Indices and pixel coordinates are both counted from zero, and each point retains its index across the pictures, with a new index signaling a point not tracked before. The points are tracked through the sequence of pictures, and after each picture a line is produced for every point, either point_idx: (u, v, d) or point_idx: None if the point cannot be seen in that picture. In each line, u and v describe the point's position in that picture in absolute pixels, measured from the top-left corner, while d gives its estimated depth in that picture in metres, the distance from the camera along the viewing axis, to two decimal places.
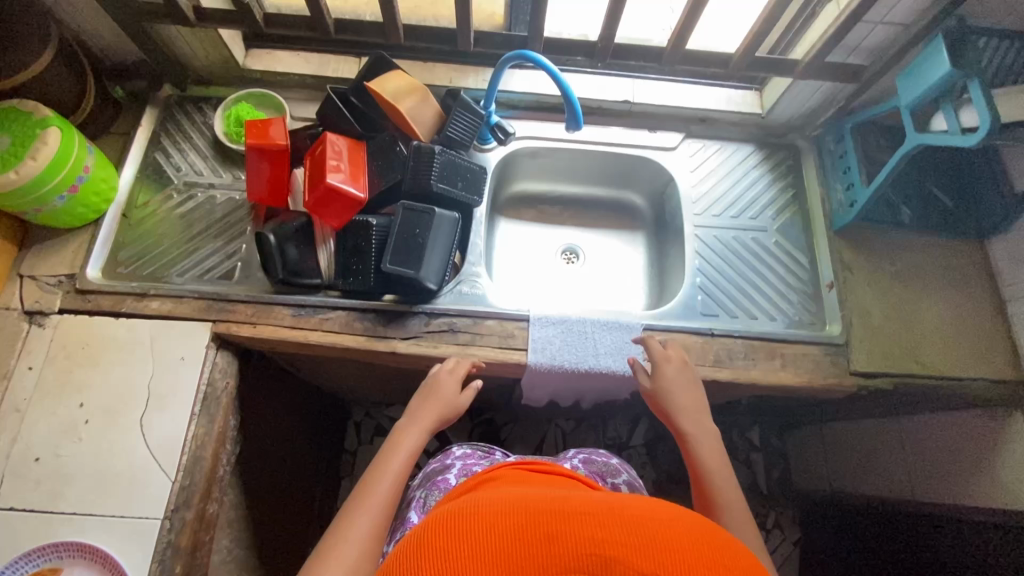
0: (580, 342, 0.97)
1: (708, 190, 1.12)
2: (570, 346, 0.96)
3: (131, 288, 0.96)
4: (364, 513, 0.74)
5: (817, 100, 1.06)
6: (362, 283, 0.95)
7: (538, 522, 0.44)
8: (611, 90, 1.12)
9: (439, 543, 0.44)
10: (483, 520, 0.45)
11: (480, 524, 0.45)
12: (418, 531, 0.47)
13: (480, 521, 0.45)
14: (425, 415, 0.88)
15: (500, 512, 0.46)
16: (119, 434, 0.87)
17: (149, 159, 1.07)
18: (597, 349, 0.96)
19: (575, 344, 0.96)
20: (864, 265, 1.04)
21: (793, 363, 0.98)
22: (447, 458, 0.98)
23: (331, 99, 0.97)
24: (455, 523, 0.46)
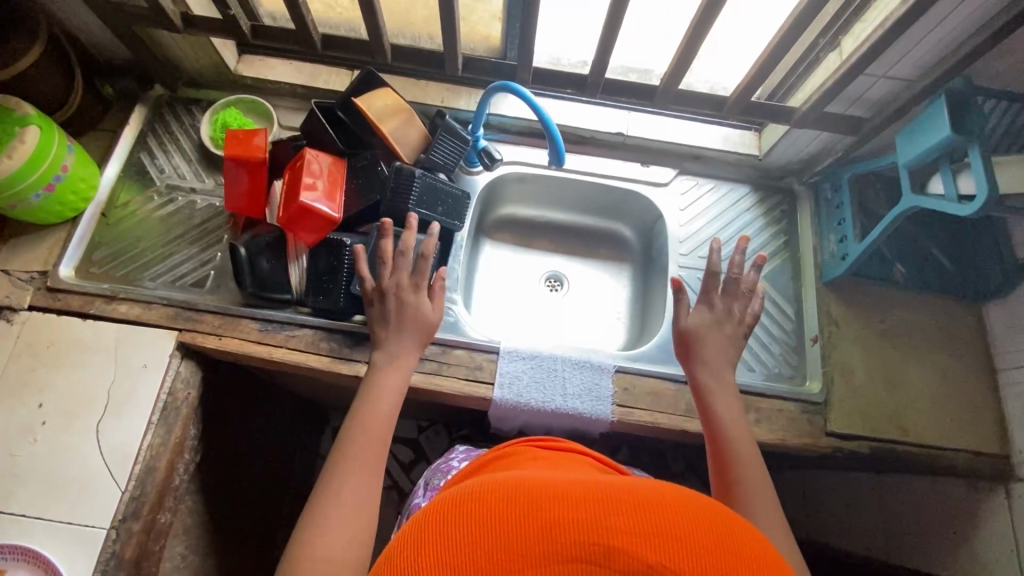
0: (548, 380, 0.94)
1: (697, 230, 1.09)
2: (538, 383, 0.94)
3: (101, 289, 0.96)
4: (353, 473, 0.70)
5: (815, 147, 1.03)
6: (330, 303, 0.93)
7: (541, 507, 0.43)
8: (605, 122, 1.10)
9: (443, 526, 0.44)
10: (491, 498, 0.45)
11: (478, 513, 0.44)
12: (420, 527, 0.45)
13: (481, 504, 0.44)
14: (401, 353, 0.83)
15: (506, 493, 0.45)
16: (74, 438, 0.87)
17: (134, 159, 1.07)
18: (565, 389, 0.93)
19: (543, 381, 0.94)
20: (851, 321, 1.01)
21: (767, 418, 0.94)
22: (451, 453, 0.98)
23: (315, 112, 0.95)
24: (456, 512, 0.45)
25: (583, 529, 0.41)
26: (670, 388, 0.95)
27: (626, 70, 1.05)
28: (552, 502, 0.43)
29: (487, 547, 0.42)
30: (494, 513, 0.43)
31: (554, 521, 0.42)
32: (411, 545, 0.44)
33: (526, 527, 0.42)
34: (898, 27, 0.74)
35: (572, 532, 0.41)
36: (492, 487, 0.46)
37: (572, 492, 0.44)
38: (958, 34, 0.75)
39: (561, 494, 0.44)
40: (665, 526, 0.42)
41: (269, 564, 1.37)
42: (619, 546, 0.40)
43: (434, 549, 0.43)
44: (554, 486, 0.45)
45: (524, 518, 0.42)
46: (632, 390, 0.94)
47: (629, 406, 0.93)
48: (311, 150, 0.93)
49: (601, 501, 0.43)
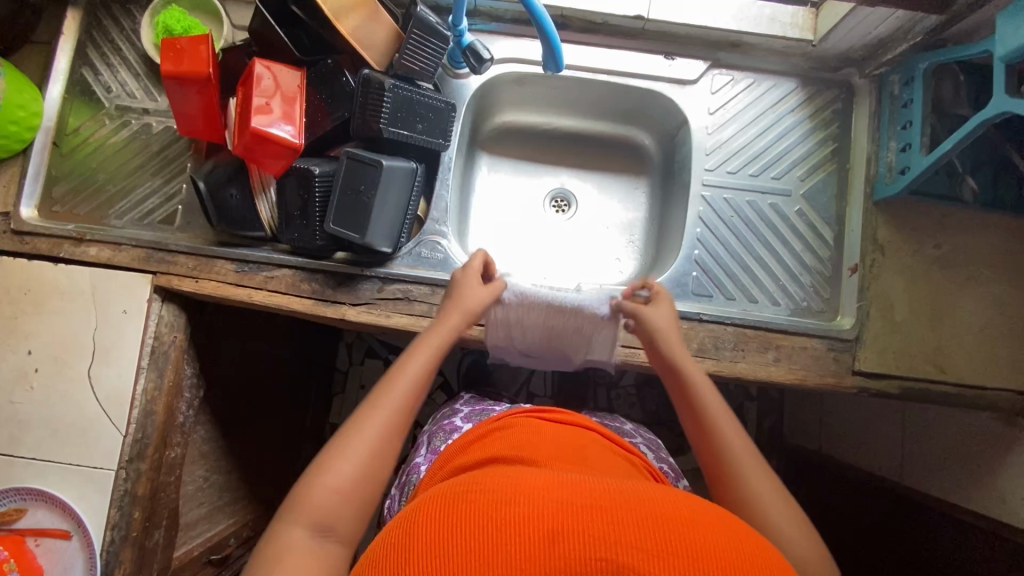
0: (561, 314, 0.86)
1: (727, 140, 0.92)
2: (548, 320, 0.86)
3: (67, 230, 0.89)
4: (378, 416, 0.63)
5: (888, 27, 0.81)
6: (305, 243, 0.85)
7: (539, 517, 0.38)
8: (622, 1, 0.88)
9: (429, 538, 0.39)
10: (483, 507, 0.40)
11: (470, 521, 0.39)
12: (408, 531, 0.41)
13: (474, 510, 0.39)
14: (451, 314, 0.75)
15: (499, 501, 0.40)
16: (69, 385, 0.86)
17: (76, 76, 0.94)
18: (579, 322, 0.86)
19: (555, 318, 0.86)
20: (901, 246, 0.87)
21: (788, 357, 0.86)
22: (454, 405, 0.95)
23: (262, 11, 0.78)
24: (449, 516, 0.40)
25: (587, 543, 0.36)
26: (681, 327, 0.86)
27: None
28: (553, 511, 0.38)
29: (480, 560, 0.36)
30: (489, 521, 0.38)
31: (556, 532, 0.37)
32: (396, 550, 0.39)
33: (523, 538, 0.37)
34: None
35: (575, 546, 0.36)
36: (488, 491, 0.41)
37: (576, 501, 0.40)
38: None
39: (563, 503, 0.39)
40: (679, 545, 0.37)
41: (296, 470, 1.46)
42: (629, 564, 0.35)
43: (420, 557, 0.38)
44: (555, 493, 0.41)
45: (523, 529, 0.37)
46: None
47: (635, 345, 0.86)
48: (262, 61, 0.78)
49: (608, 514, 0.38)
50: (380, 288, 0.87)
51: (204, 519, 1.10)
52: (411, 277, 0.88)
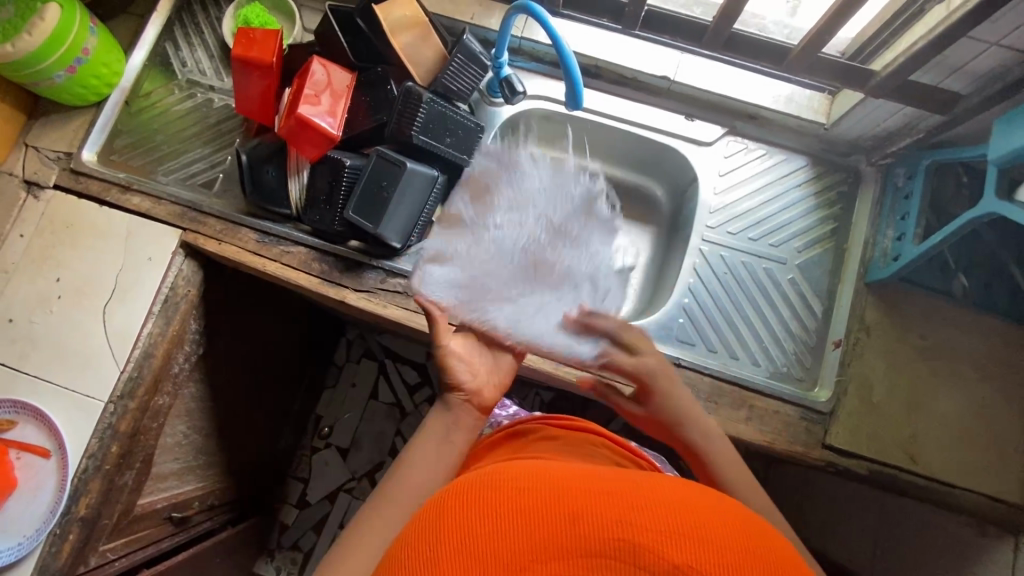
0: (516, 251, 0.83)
1: (734, 202, 0.97)
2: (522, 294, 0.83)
3: (117, 178, 0.98)
4: (388, 506, 0.64)
5: (895, 122, 0.86)
6: (324, 225, 0.92)
7: (563, 500, 0.40)
8: (652, 61, 0.96)
9: (461, 517, 0.41)
10: (511, 491, 0.42)
11: (504, 500, 0.41)
12: (446, 508, 0.43)
13: (511, 490, 0.42)
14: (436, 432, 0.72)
15: (526, 486, 0.42)
16: (83, 316, 0.93)
17: (159, 48, 1.05)
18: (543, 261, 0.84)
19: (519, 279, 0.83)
20: (887, 330, 0.89)
21: (760, 418, 0.87)
22: None
23: (329, 17, 0.88)
24: (482, 497, 0.42)
25: (609, 525, 0.37)
26: None
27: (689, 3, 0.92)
28: (580, 495, 0.40)
29: (510, 535, 0.38)
30: (520, 499, 0.41)
31: (580, 515, 0.38)
32: (436, 522, 0.42)
33: (549, 519, 0.39)
34: None
35: (598, 525, 0.37)
36: (520, 477, 0.44)
37: (602, 489, 0.41)
38: None
39: (590, 492, 0.41)
40: (701, 534, 0.37)
41: (272, 451, 1.48)
42: (648, 545, 0.36)
43: (459, 526, 0.40)
44: (583, 483, 0.42)
45: (550, 510, 0.39)
46: None
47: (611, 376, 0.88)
48: (318, 60, 0.87)
49: (631, 502, 0.40)
50: (382, 280, 0.93)
51: (174, 475, 1.13)
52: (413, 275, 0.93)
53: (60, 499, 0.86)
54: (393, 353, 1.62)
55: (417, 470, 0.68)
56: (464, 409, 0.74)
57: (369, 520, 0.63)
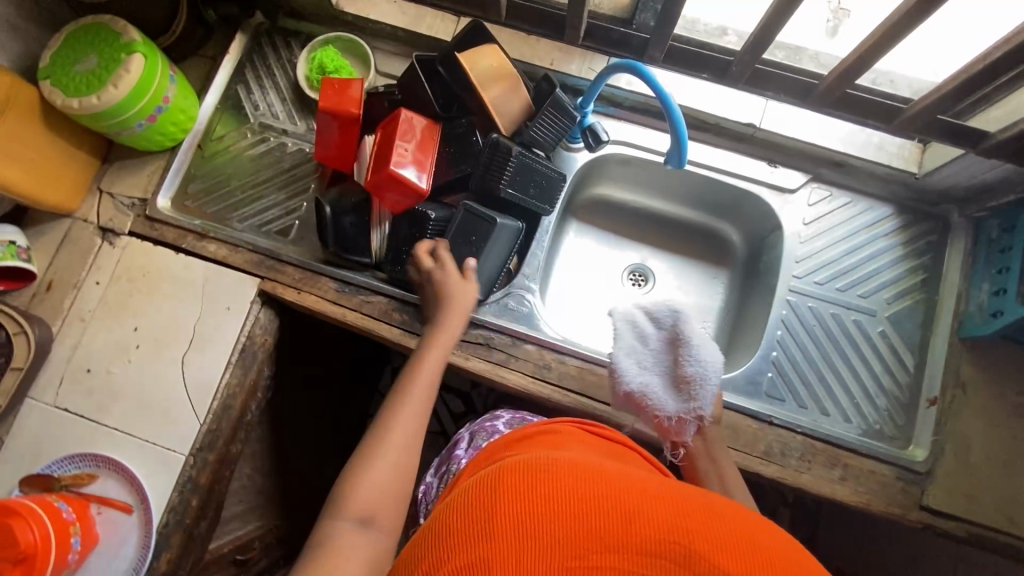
0: (671, 315, 0.77)
1: (819, 250, 0.95)
2: (670, 376, 0.76)
3: (193, 225, 0.97)
4: (401, 426, 0.66)
5: (996, 176, 0.83)
6: (406, 276, 0.90)
7: (619, 498, 0.41)
8: (736, 109, 0.94)
9: (513, 493, 0.41)
10: (564, 478, 0.42)
11: (560, 484, 0.41)
12: (498, 480, 0.43)
13: (565, 476, 0.42)
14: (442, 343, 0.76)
15: (578, 477, 0.43)
16: (161, 366, 0.92)
17: (231, 90, 1.04)
18: (693, 345, 0.74)
19: (664, 346, 0.77)
20: (983, 387, 0.87)
21: (855, 478, 0.85)
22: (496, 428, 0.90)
23: (415, 68, 0.87)
24: (536, 477, 0.42)
25: (666, 527, 0.39)
26: (751, 426, 0.87)
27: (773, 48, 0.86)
28: (636, 496, 0.41)
29: (568, 520, 0.39)
30: (576, 485, 0.41)
31: (636, 513, 0.40)
32: (486, 495, 0.42)
33: (603, 510, 0.40)
34: None
35: (656, 525, 0.39)
36: (572, 465, 0.44)
37: (657, 493, 0.42)
38: None
39: (647, 493, 0.42)
40: (747, 542, 0.39)
41: None
42: (702, 549, 0.38)
43: (514, 498, 0.41)
44: (637, 484, 0.43)
45: (606, 502, 0.40)
46: None
47: None
48: (406, 111, 0.87)
49: (687, 509, 0.41)
50: (464, 331, 0.91)
51: (238, 518, 1.12)
52: (495, 326, 0.92)
53: (142, 557, 0.85)
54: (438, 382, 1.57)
55: (422, 384, 0.70)
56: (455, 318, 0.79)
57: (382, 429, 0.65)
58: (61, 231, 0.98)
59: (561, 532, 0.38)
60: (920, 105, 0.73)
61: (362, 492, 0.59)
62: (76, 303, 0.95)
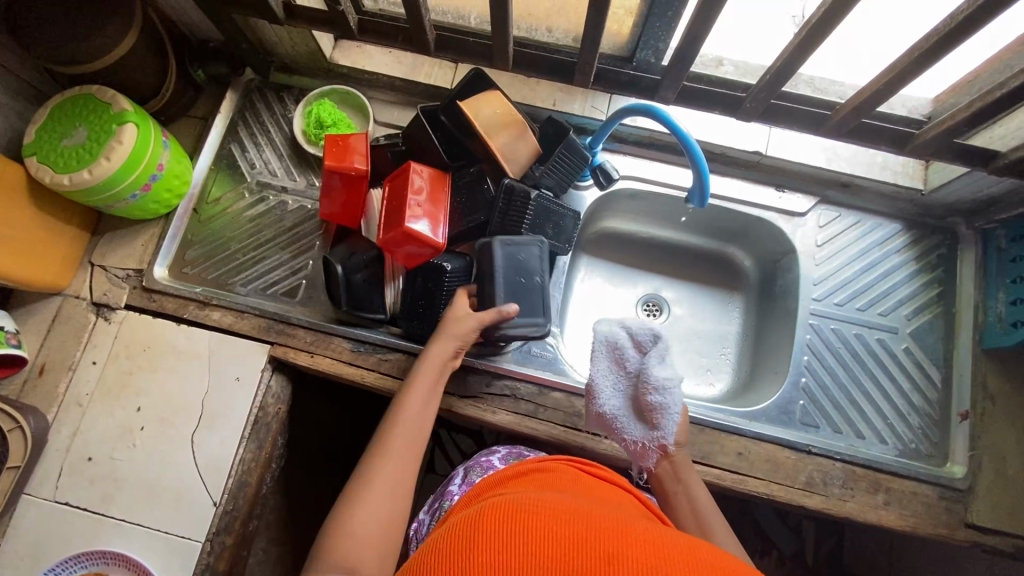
0: (640, 345, 0.79)
1: (835, 271, 0.95)
2: (636, 402, 0.78)
3: (194, 293, 0.93)
4: (393, 460, 0.63)
5: (1004, 189, 0.85)
6: (425, 330, 0.87)
7: (595, 540, 0.41)
8: (740, 138, 0.95)
9: (496, 530, 0.43)
10: (544, 521, 0.43)
11: (541, 525, 0.43)
12: (481, 519, 0.45)
13: (542, 521, 0.43)
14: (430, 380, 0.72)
15: (560, 520, 0.44)
16: (169, 447, 0.87)
17: (224, 150, 1.01)
18: (655, 374, 0.76)
19: (631, 375, 0.79)
20: (1013, 398, 0.87)
21: (899, 501, 0.84)
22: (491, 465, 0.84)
23: (421, 118, 0.86)
24: (520, 518, 0.44)
25: (641, 567, 0.39)
26: (790, 457, 0.85)
27: None
28: (616, 541, 0.41)
29: (541, 555, 0.40)
30: (557, 528, 0.42)
31: (614, 556, 0.40)
32: (469, 531, 0.44)
33: (577, 550, 0.40)
34: None
35: (632, 566, 0.39)
36: (558, 513, 0.45)
37: (641, 540, 0.42)
38: None
39: (631, 540, 0.42)
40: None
41: None
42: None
43: (495, 534, 0.42)
44: (621, 532, 0.43)
45: (580, 543, 0.41)
46: (747, 456, 0.85)
47: (745, 472, 0.84)
48: (413, 163, 0.84)
49: (664, 554, 0.41)
50: (488, 383, 0.88)
51: None
52: (520, 375, 0.88)
53: None
54: None
55: (414, 415, 0.69)
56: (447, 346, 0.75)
57: (375, 469, 0.62)
58: (51, 310, 0.92)
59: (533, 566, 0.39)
60: (935, 130, 0.73)
61: (348, 538, 0.56)
62: (72, 386, 0.89)
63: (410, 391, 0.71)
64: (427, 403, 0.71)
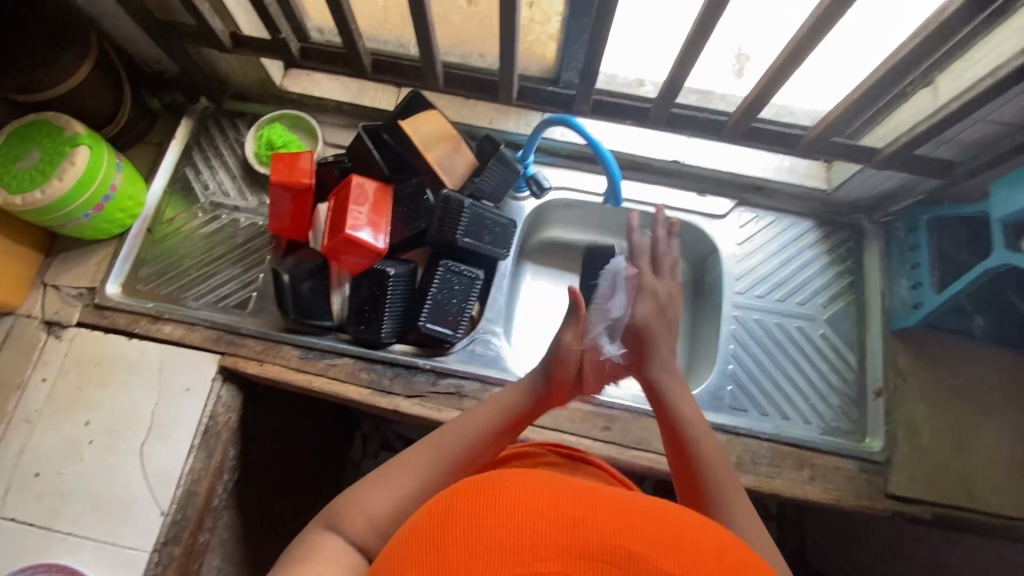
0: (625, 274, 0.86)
1: (755, 266, 1.03)
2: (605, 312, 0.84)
3: (146, 309, 0.96)
4: (428, 458, 0.67)
5: (893, 185, 0.94)
6: (371, 334, 0.92)
7: (564, 507, 0.36)
8: (661, 149, 1.04)
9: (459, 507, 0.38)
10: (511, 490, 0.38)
11: (502, 501, 0.37)
12: (441, 512, 0.39)
13: (508, 490, 0.38)
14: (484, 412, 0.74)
15: (531, 488, 0.39)
16: (118, 459, 0.88)
17: (179, 173, 1.06)
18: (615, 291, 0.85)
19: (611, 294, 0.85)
20: (921, 374, 0.94)
21: (823, 476, 0.89)
22: None
23: (362, 136, 0.92)
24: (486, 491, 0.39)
25: (613, 531, 0.35)
26: (721, 440, 0.90)
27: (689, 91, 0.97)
28: (584, 504, 0.37)
29: (510, 535, 0.35)
30: (519, 502, 0.37)
31: (582, 521, 0.35)
32: (429, 531, 0.38)
33: (548, 523, 0.35)
34: (1011, 79, 0.64)
35: (603, 532, 0.35)
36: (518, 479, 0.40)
37: (607, 502, 0.38)
38: None
39: (596, 499, 0.38)
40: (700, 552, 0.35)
41: None
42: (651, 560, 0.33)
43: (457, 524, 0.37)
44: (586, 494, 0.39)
45: (550, 513, 0.36)
46: None
47: None
48: (357, 177, 0.91)
49: (634, 515, 0.37)
50: (433, 382, 0.92)
51: None
52: (464, 373, 0.93)
53: None
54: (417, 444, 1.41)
55: (467, 433, 0.71)
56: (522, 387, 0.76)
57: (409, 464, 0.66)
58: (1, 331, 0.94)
59: (503, 553, 0.34)
60: (817, 130, 0.82)
61: (362, 515, 0.60)
62: (21, 404, 0.90)
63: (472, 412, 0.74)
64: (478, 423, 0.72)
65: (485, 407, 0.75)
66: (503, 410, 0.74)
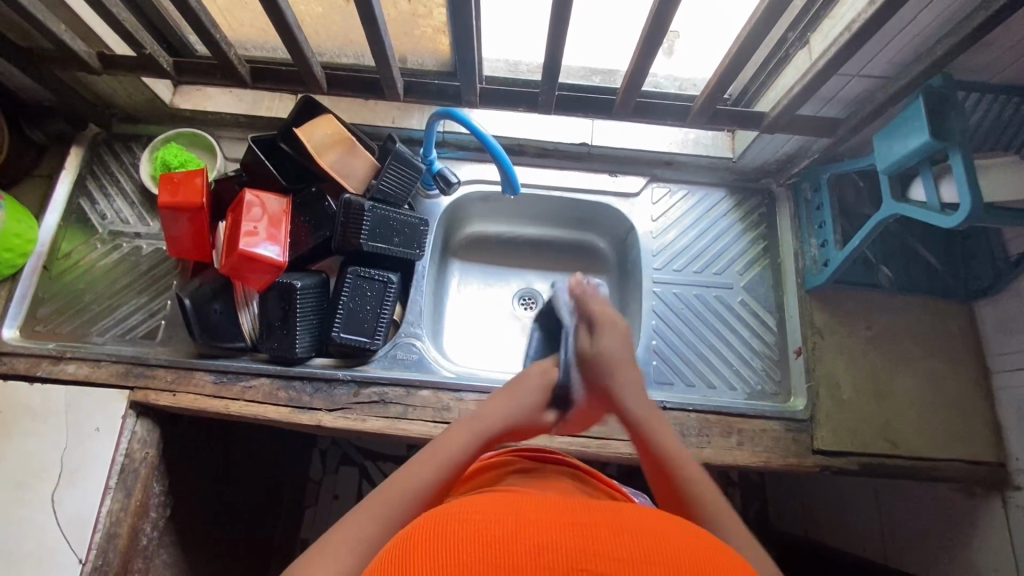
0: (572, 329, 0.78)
1: (670, 240, 1.04)
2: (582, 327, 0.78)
3: (47, 350, 0.91)
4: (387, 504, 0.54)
5: (791, 147, 0.96)
6: (283, 351, 0.89)
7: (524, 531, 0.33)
8: (568, 132, 1.04)
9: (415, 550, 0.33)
10: (467, 521, 0.35)
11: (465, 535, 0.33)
12: (400, 546, 0.34)
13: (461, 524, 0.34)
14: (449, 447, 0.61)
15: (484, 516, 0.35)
16: (28, 511, 0.83)
17: (73, 205, 1.01)
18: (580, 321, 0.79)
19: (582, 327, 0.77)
20: (837, 328, 0.96)
21: (751, 440, 0.90)
22: None
23: (253, 148, 0.89)
24: (442, 527, 0.34)
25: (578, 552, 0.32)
26: None
27: (588, 73, 0.97)
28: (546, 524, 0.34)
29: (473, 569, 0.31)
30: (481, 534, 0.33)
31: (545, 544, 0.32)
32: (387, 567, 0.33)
33: (513, 550, 0.32)
34: (865, 33, 0.65)
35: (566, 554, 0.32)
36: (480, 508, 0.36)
37: (570, 521, 0.35)
38: (928, 38, 0.68)
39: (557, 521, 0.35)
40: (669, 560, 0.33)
41: None
42: None
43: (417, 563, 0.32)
44: (548, 513, 0.36)
45: (513, 542, 0.32)
46: (609, 420, 0.90)
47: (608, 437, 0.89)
48: (252, 192, 0.87)
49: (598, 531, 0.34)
50: (355, 393, 0.90)
51: None
52: (387, 380, 0.91)
53: None
54: (372, 454, 1.39)
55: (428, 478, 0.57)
56: (501, 417, 0.66)
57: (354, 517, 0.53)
58: None
59: None
60: (703, 101, 0.82)
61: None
62: None
63: (430, 451, 0.60)
64: (445, 457, 0.60)
65: (425, 458, 0.59)
66: (460, 447, 0.61)
